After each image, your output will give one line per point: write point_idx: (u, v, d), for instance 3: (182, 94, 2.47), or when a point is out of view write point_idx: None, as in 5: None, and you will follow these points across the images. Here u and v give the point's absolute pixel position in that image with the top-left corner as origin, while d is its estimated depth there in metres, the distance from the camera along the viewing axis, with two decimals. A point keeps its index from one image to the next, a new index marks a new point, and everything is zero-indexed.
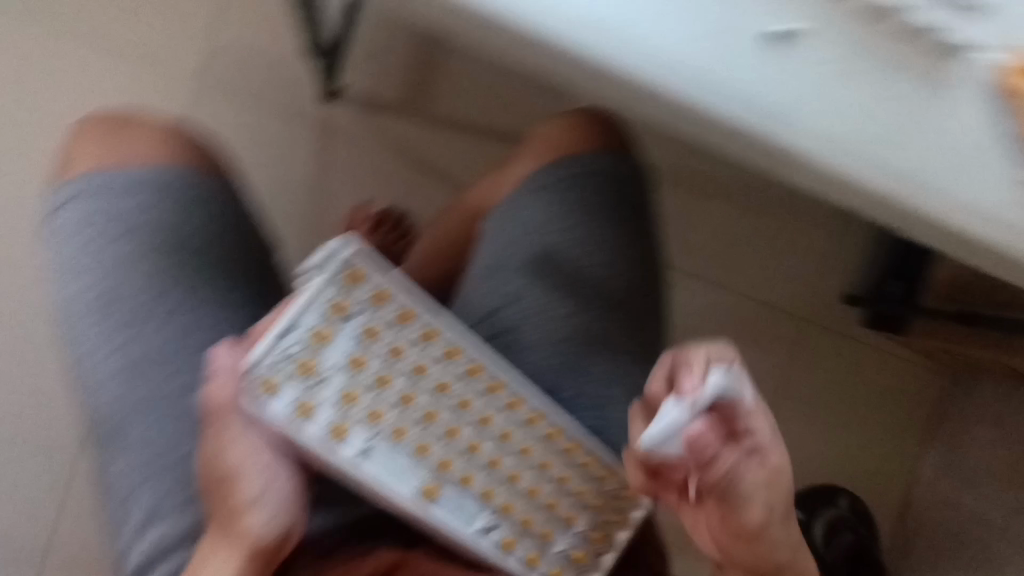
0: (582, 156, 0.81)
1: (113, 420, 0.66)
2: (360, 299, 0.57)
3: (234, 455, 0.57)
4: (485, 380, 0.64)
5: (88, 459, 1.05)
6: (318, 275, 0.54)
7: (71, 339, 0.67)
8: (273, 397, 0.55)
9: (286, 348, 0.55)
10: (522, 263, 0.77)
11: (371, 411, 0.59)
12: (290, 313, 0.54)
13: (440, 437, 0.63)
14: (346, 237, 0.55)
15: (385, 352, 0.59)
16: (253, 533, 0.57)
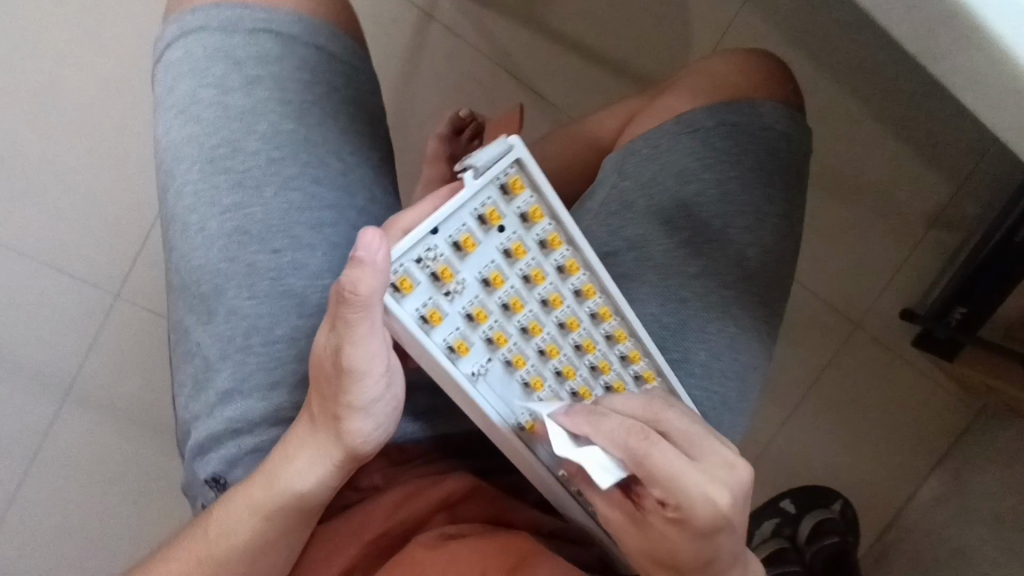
0: (755, 104, 0.71)
1: (206, 289, 0.59)
2: (515, 210, 0.49)
3: (352, 359, 0.46)
4: (616, 326, 0.55)
5: (139, 302, 1.02)
6: (478, 172, 0.46)
7: (173, 190, 0.60)
8: (402, 295, 0.47)
9: (429, 247, 0.47)
10: (661, 207, 0.70)
11: (498, 334, 0.51)
12: (440, 210, 0.47)
13: (557, 371, 0.54)
14: (513, 136, 0.47)
15: (525, 272, 0.51)
16: (355, 440, 0.51)
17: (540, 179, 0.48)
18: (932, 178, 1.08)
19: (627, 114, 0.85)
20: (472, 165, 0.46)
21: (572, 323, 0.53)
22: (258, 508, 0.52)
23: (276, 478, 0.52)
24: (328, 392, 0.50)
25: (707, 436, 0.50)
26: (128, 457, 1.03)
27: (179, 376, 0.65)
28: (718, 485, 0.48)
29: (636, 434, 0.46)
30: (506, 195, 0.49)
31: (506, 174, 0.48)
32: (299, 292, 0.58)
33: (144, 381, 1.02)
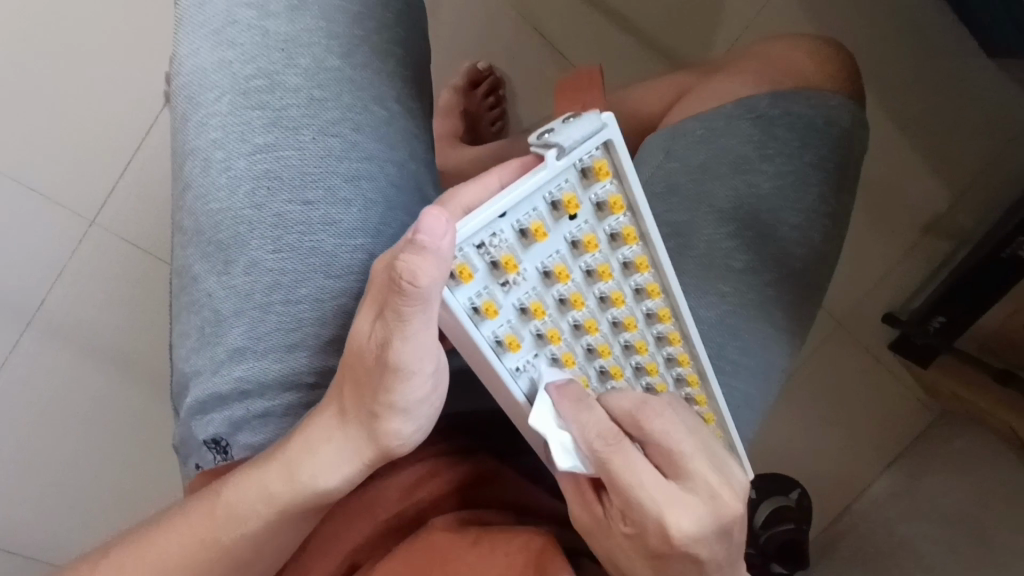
0: (824, 96, 0.67)
1: (226, 236, 0.54)
2: (591, 197, 0.44)
3: (400, 356, 0.43)
4: (672, 330, 0.51)
5: (116, 230, 0.93)
6: (562, 152, 0.41)
7: (197, 122, 0.55)
8: (457, 284, 0.42)
9: (495, 231, 0.42)
10: (712, 193, 0.66)
11: (551, 331, 0.46)
12: (512, 191, 0.41)
13: (603, 373, 0.51)
14: (607, 113, 0.41)
15: (590, 266, 0.46)
16: (391, 440, 0.48)
17: (627, 166, 0.43)
18: (938, 184, 1.02)
19: (675, 91, 0.80)
20: (557, 143, 0.41)
21: (629, 324, 0.49)
22: (275, 500, 0.49)
23: (300, 466, 0.48)
24: (364, 381, 0.45)
25: (689, 458, 0.49)
26: (96, 395, 0.96)
27: (178, 327, 0.58)
28: (679, 509, 0.48)
29: (606, 440, 0.47)
30: (584, 178, 0.43)
31: (589, 155, 0.42)
32: (328, 250, 0.54)
33: (118, 316, 0.94)
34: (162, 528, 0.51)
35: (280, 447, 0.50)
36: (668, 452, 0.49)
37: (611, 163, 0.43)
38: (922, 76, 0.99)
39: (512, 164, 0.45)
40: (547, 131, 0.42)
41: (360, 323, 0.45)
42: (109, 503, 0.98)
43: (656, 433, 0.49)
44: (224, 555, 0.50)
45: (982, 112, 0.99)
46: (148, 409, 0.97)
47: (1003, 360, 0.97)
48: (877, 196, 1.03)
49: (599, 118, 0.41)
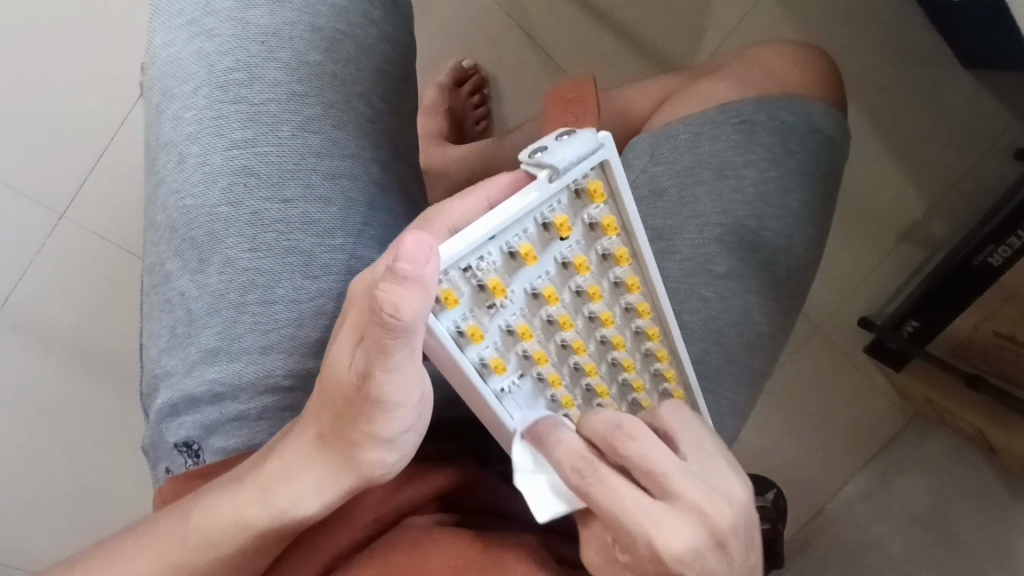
0: (808, 103, 0.68)
1: (200, 234, 0.52)
2: (583, 218, 0.43)
3: (383, 387, 0.41)
4: (660, 347, 0.51)
5: (81, 222, 0.90)
6: (555, 173, 0.40)
7: (171, 115, 0.53)
8: (442, 309, 0.41)
9: (483, 254, 0.41)
10: (695, 199, 0.66)
11: (539, 352, 0.46)
12: (503, 214, 0.40)
13: (589, 392, 0.50)
14: (603, 132, 0.41)
15: (580, 287, 0.45)
16: (373, 468, 0.46)
17: (622, 187, 0.42)
18: (909, 193, 1.04)
19: (661, 94, 0.80)
20: (551, 165, 0.40)
21: (617, 343, 0.48)
22: (251, 524, 0.47)
23: (274, 486, 0.47)
24: (344, 409, 0.43)
25: (672, 474, 0.44)
26: (64, 394, 0.93)
27: (149, 327, 0.57)
28: (669, 530, 0.42)
29: (578, 469, 0.44)
30: (578, 199, 0.43)
31: (584, 176, 0.42)
32: (307, 250, 0.53)
33: (87, 313, 0.92)
34: (132, 547, 0.50)
35: (255, 469, 0.49)
36: (653, 474, 0.44)
37: (606, 183, 0.43)
38: (894, 86, 1.00)
39: (499, 182, 0.45)
40: (539, 150, 0.41)
41: (338, 352, 0.43)
42: (78, 505, 0.95)
43: (633, 456, 0.44)
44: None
45: (950, 121, 1.01)
46: (121, 409, 0.94)
47: (970, 363, 0.97)
48: (854, 203, 1.04)
49: (596, 138, 0.41)
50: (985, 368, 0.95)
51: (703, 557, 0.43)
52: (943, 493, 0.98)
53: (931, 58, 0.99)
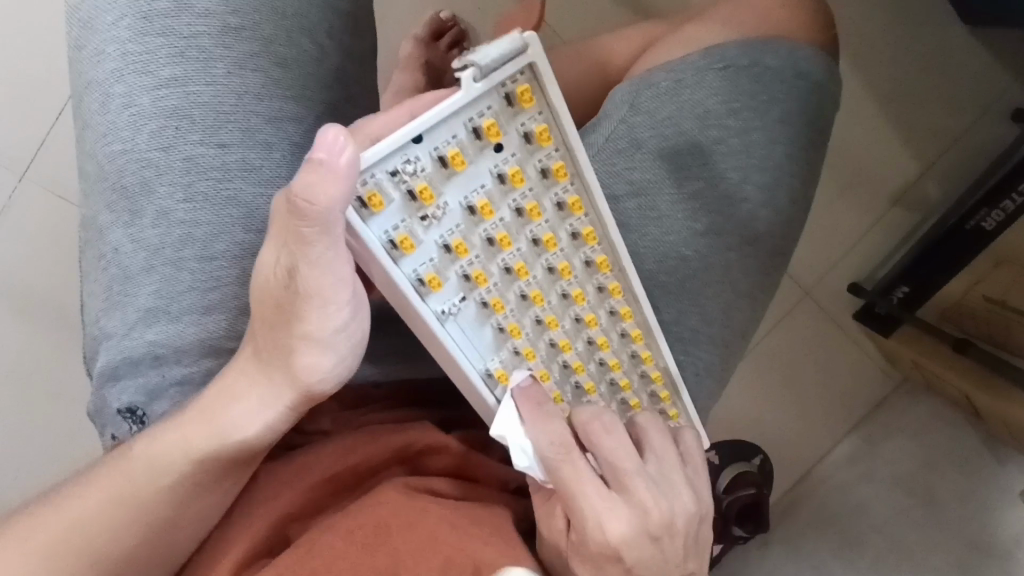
0: (796, 46, 0.63)
1: (131, 182, 0.50)
2: (518, 127, 0.41)
3: (311, 282, 0.41)
4: (612, 281, 0.48)
5: (35, 184, 0.84)
6: (480, 72, 0.37)
7: (93, 49, 0.51)
8: (369, 214, 0.38)
9: (409, 157, 0.38)
10: (672, 148, 0.61)
11: (478, 272, 0.42)
12: (427, 113, 0.37)
13: (538, 325, 0.47)
14: (529, 32, 0.38)
15: (519, 205, 0.43)
16: (311, 375, 0.46)
17: (553, 90, 0.39)
18: (903, 149, 1.00)
19: (641, 40, 0.75)
20: (473, 61, 0.37)
21: (564, 270, 0.46)
22: (193, 450, 0.47)
23: (217, 412, 0.47)
24: (278, 317, 0.44)
25: (631, 475, 0.49)
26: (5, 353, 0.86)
27: (88, 286, 0.54)
28: (617, 516, 0.47)
29: (558, 450, 0.47)
30: (509, 106, 0.40)
31: (512, 80, 0.39)
32: (248, 200, 0.51)
33: (33, 273, 0.85)
34: (65, 497, 0.47)
35: (200, 399, 0.48)
36: (614, 468, 0.49)
37: (537, 89, 0.40)
38: (890, 38, 0.96)
39: (429, 98, 0.42)
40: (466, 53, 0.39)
41: (268, 257, 0.43)
42: (14, 477, 0.88)
43: (605, 449, 0.49)
44: (137, 519, 0.46)
45: (947, 76, 0.97)
46: (68, 374, 0.88)
47: (963, 330, 0.94)
48: (845, 159, 1.00)
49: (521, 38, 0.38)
50: (977, 335, 0.92)
51: (637, 544, 0.48)
52: (930, 457, 0.96)
53: (927, 5, 0.95)
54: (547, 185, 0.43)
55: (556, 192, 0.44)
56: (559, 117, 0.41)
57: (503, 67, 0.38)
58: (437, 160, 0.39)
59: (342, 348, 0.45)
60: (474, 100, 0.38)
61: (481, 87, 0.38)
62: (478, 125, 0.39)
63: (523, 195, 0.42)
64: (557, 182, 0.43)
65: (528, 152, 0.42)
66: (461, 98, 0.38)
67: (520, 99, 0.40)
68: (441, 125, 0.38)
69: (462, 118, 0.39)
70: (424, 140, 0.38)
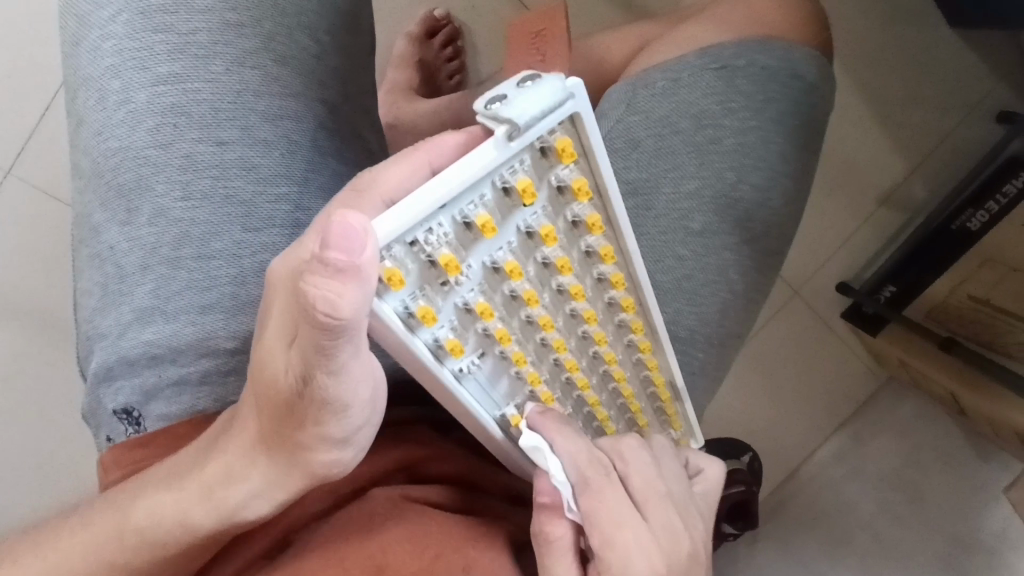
0: (791, 47, 0.64)
1: (127, 180, 0.50)
2: (551, 181, 0.39)
3: (331, 388, 0.38)
4: (635, 319, 0.48)
5: (23, 180, 0.83)
6: (515, 131, 0.35)
7: (88, 44, 0.51)
8: (387, 290, 0.36)
9: (432, 227, 0.36)
10: (669, 149, 0.62)
11: (501, 330, 0.42)
12: (455, 182, 0.35)
13: (556, 365, 0.47)
14: (572, 81, 0.36)
15: (546, 259, 0.41)
16: (328, 468, 0.43)
17: (593, 145, 0.38)
18: (893, 150, 1.01)
19: (638, 40, 0.76)
20: (510, 120, 0.35)
21: (588, 317, 0.45)
22: (197, 527, 0.44)
23: (219, 496, 0.43)
24: (286, 415, 0.40)
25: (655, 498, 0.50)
26: None
27: (81, 285, 0.53)
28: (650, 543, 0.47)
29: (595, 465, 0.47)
30: (544, 158, 0.38)
31: (550, 133, 0.37)
32: (248, 199, 0.51)
33: (21, 271, 0.84)
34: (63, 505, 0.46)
35: (192, 457, 0.46)
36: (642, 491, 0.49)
37: (576, 140, 0.38)
38: (882, 39, 0.97)
39: (450, 140, 0.39)
40: (497, 99, 0.36)
41: (273, 355, 0.39)
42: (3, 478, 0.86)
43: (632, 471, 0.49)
44: (127, 550, 0.44)
45: (938, 77, 0.98)
46: (56, 375, 0.86)
47: (947, 327, 0.96)
48: (836, 160, 1.01)
49: (565, 86, 0.36)
50: (965, 334, 0.93)
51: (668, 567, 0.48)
52: (915, 457, 0.99)
53: (919, 6, 0.96)
54: (572, 236, 0.42)
55: (583, 241, 0.43)
56: (594, 173, 0.39)
57: (539, 128, 0.35)
58: (464, 225, 0.37)
59: (359, 439, 0.43)
60: (506, 161, 0.36)
61: (514, 149, 0.36)
62: (508, 185, 0.37)
63: (550, 251, 0.41)
64: (584, 234, 0.42)
65: (557, 205, 0.40)
66: (492, 163, 0.35)
67: (551, 155, 0.38)
68: (471, 189, 0.36)
69: (491, 178, 0.37)
70: (454, 207, 0.36)
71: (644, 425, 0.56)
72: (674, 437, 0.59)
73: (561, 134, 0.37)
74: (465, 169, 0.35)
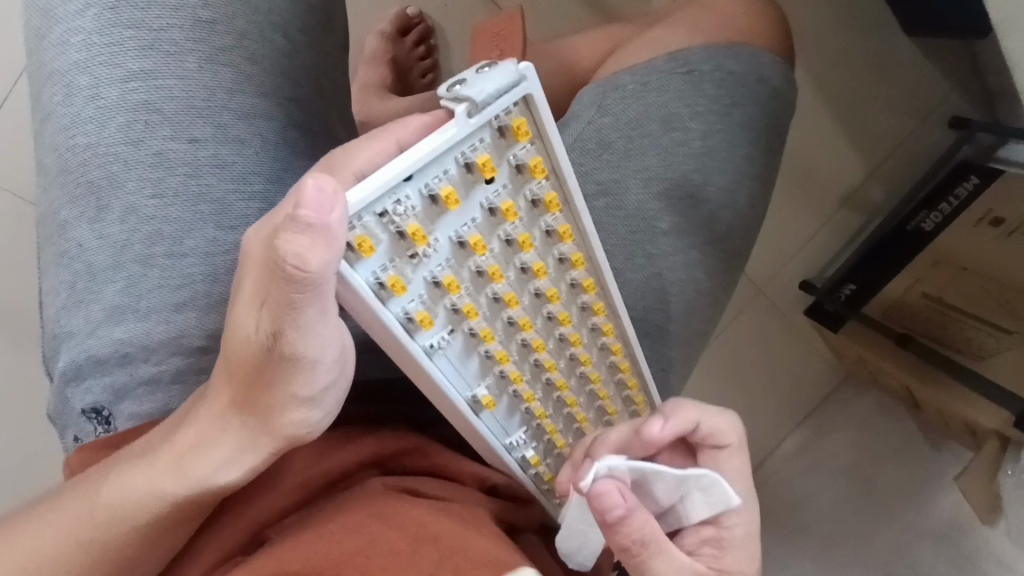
0: (755, 53, 0.66)
1: (96, 175, 0.50)
2: (510, 160, 0.39)
3: (299, 346, 0.38)
4: (596, 300, 0.49)
5: None
6: (474, 107, 0.36)
7: (55, 38, 0.51)
8: (357, 258, 0.37)
9: (399, 198, 0.37)
10: (637, 151, 0.64)
11: (468, 305, 0.42)
12: (418, 154, 0.36)
13: (525, 347, 0.48)
14: (525, 62, 0.36)
15: (509, 236, 0.42)
16: (297, 431, 0.43)
17: (548, 124, 0.38)
18: (852, 153, 1.05)
19: (609, 43, 0.77)
20: (468, 97, 0.35)
21: (551, 296, 0.46)
22: (166, 501, 0.44)
23: (187, 465, 0.43)
24: (255, 379, 0.41)
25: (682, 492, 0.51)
26: None
27: (48, 284, 0.53)
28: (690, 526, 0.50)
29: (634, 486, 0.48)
30: (502, 138, 0.39)
31: (506, 112, 0.37)
32: (220, 196, 0.51)
33: None
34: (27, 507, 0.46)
35: (162, 433, 0.46)
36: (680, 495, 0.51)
37: (532, 121, 0.39)
38: (843, 48, 1.01)
39: (416, 121, 0.40)
40: (458, 83, 0.37)
41: (243, 316, 0.39)
42: None
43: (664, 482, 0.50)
44: (97, 547, 0.44)
45: (894, 84, 1.03)
46: (16, 376, 0.84)
47: (902, 325, 0.96)
48: (798, 162, 1.04)
49: (517, 69, 0.37)
50: (916, 329, 0.95)
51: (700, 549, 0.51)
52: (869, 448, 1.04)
53: (878, 16, 1.00)
54: (536, 216, 0.43)
55: (547, 221, 0.43)
56: (553, 153, 0.40)
57: (495, 105, 0.36)
58: (430, 199, 0.38)
59: (328, 403, 0.43)
60: (466, 137, 0.37)
61: (474, 124, 0.36)
62: (471, 161, 0.38)
63: (515, 227, 0.42)
64: (547, 214, 0.43)
65: (519, 184, 0.41)
66: (452, 138, 0.36)
67: (510, 133, 0.38)
68: (432, 163, 0.37)
69: (454, 153, 0.37)
70: (417, 181, 0.37)
71: (613, 412, 0.56)
72: None
73: (516, 114, 0.38)
74: (426, 144, 0.36)
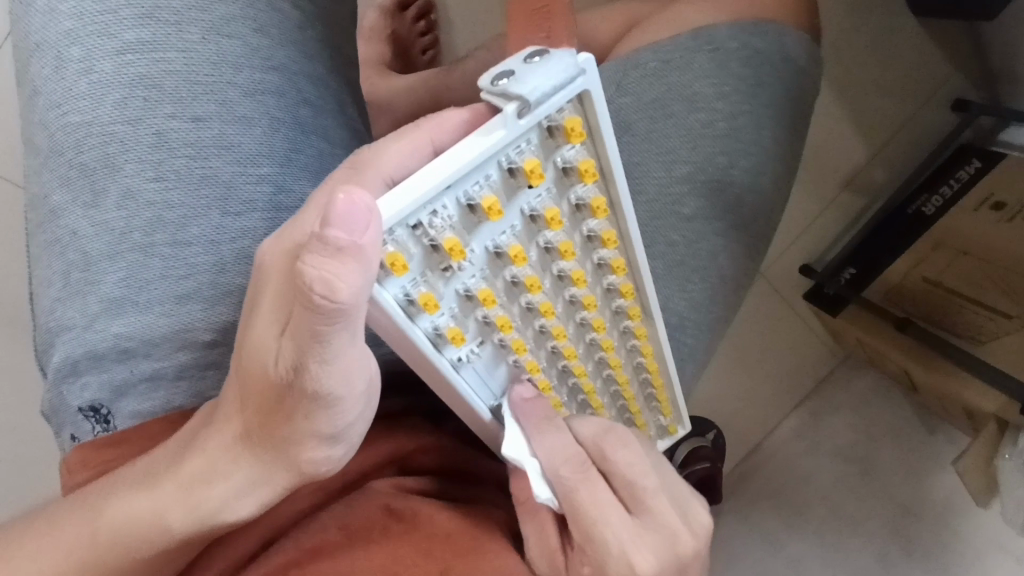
0: (784, 31, 0.63)
1: (90, 158, 0.46)
2: (556, 162, 0.36)
3: (323, 381, 0.35)
4: (633, 305, 0.46)
5: None
6: (526, 107, 0.33)
7: (44, 9, 0.47)
8: (388, 276, 0.34)
9: (436, 208, 0.34)
10: (659, 132, 0.61)
11: (501, 318, 0.40)
12: (459, 161, 0.33)
13: (554, 352, 0.46)
14: (584, 56, 0.33)
15: (549, 243, 0.39)
16: (317, 467, 0.41)
17: (602, 124, 0.35)
18: (867, 136, 1.03)
19: (628, 18, 0.74)
20: (521, 95, 0.32)
21: (588, 303, 0.43)
22: (173, 520, 0.41)
23: (194, 489, 0.41)
24: (273, 411, 0.38)
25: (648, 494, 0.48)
26: None
27: (41, 273, 0.49)
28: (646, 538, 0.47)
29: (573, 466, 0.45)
30: (551, 138, 0.36)
31: (559, 111, 0.34)
32: (226, 181, 0.47)
33: None
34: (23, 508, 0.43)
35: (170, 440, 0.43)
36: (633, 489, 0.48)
37: (584, 120, 0.35)
38: (867, 28, 0.98)
39: (455, 117, 0.37)
40: (505, 76, 0.34)
41: (262, 342, 0.36)
42: None
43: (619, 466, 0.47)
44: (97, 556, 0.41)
45: (912, 66, 1.00)
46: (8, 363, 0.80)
47: (903, 309, 0.94)
48: (816, 146, 1.02)
49: (576, 62, 0.33)
50: (917, 313, 0.93)
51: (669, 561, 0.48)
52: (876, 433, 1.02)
53: None
54: (578, 220, 0.40)
55: (589, 226, 0.40)
56: (604, 156, 0.37)
57: (545, 107, 0.33)
58: (469, 207, 0.35)
59: (353, 432, 0.41)
60: (513, 139, 0.34)
61: (523, 126, 0.33)
62: (515, 167, 0.35)
63: (556, 235, 0.39)
64: (590, 220, 0.40)
65: (562, 187, 0.38)
66: (498, 141, 0.33)
67: (558, 134, 0.35)
68: (475, 168, 0.34)
69: (499, 157, 0.34)
70: (457, 188, 0.34)
71: (636, 411, 0.54)
72: (664, 424, 0.58)
73: (569, 113, 0.35)
74: (469, 150, 0.33)
